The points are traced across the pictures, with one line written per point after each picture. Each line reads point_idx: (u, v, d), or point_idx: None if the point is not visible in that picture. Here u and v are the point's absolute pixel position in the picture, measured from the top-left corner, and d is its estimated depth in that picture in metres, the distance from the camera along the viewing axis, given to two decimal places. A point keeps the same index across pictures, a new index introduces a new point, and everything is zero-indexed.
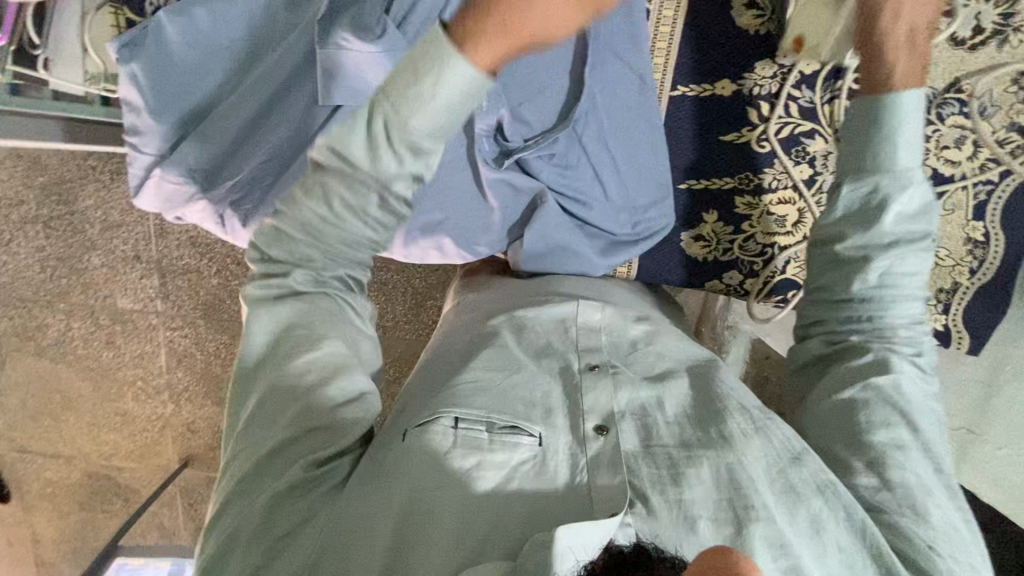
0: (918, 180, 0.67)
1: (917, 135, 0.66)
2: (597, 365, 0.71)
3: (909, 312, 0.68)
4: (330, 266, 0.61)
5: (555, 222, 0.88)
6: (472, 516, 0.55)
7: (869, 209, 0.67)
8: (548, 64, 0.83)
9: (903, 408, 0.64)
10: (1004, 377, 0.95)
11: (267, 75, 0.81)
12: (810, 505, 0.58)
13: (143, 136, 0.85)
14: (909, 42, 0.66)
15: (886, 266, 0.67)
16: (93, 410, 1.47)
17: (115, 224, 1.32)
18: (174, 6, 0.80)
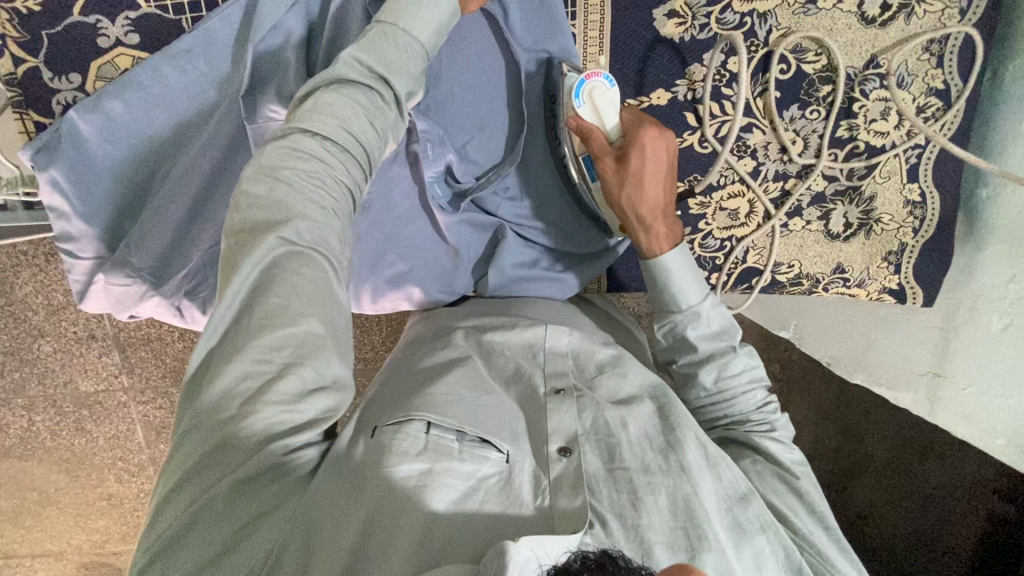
0: (709, 307, 0.79)
1: (690, 280, 0.78)
2: (564, 388, 0.74)
3: (760, 399, 0.79)
4: (321, 212, 0.59)
5: (518, 253, 0.90)
6: (439, 516, 0.58)
7: (682, 339, 0.80)
8: (486, 102, 0.83)
9: (790, 481, 0.74)
10: (960, 322, 0.99)
11: (197, 160, 0.78)
12: (754, 542, 0.66)
13: (78, 242, 0.80)
14: (660, 216, 0.78)
15: (715, 373, 0.78)
16: (77, 500, 1.41)
17: (60, 308, 1.19)
18: (86, 102, 0.76)
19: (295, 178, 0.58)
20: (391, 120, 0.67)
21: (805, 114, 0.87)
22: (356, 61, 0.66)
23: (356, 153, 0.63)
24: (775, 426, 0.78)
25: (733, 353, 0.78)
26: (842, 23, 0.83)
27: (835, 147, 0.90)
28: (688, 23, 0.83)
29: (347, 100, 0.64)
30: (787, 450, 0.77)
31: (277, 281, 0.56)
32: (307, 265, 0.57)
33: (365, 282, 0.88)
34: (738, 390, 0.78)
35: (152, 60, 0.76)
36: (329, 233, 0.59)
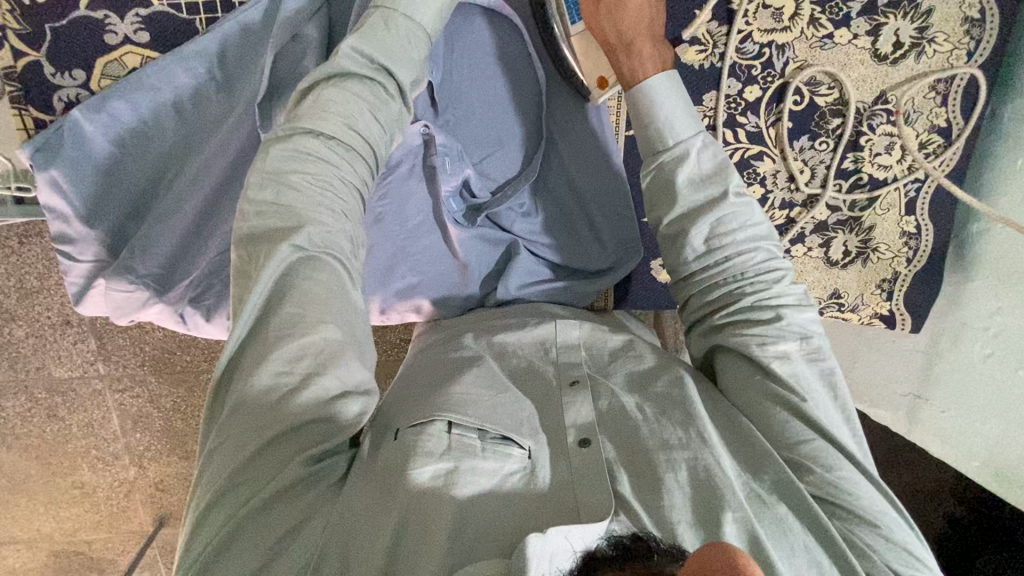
0: (699, 144, 0.71)
1: (679, 110, 0.70)
2: (579, 380, 0.71)
3: (756, 269, 0.68)
4: (335, 220, 0.60)
5: (530, 267, 0.88)
6: (469, 517, 0.55)
7: (668, 189, 0.70)
8: (504, 118, 0.83)
9: (795, 400, 0.65)
10: (944, 347, 1.03)
11: (209, 164, 0.76)
12: (777, 509, 0.60)
13: (78, 244, 0.77)
14: (647, 36, 0.73)
15: (708, 232, 0.69)
16: (47, 488, 1.34)
17: (32, 291, 1.14)
18: (90, 101, 0.73)
19: (304, 184, 0.59)
20: (397, 116, 0.69)
21: (815, 145, 0.89)
22: (358, 54, 0.66)
23: (362, 151, 0.65)
24: (782, 310, 0.67)
25: (728, 201, 0.69)
26: (856, 59, 0.85)
27: (840, 179, 0.92)
28: (708, 52, 0.84)
29: (351, 95, 0.64)
30: (804, 344, 0.67)
31: (292, 289, 0.57)
32: (320, 268, 0.58)
33: (375, 294, 0.87)
34: (735, 252, 0.68)
35: (163, 61, 0.73)
36: (341, 236, 0.61)
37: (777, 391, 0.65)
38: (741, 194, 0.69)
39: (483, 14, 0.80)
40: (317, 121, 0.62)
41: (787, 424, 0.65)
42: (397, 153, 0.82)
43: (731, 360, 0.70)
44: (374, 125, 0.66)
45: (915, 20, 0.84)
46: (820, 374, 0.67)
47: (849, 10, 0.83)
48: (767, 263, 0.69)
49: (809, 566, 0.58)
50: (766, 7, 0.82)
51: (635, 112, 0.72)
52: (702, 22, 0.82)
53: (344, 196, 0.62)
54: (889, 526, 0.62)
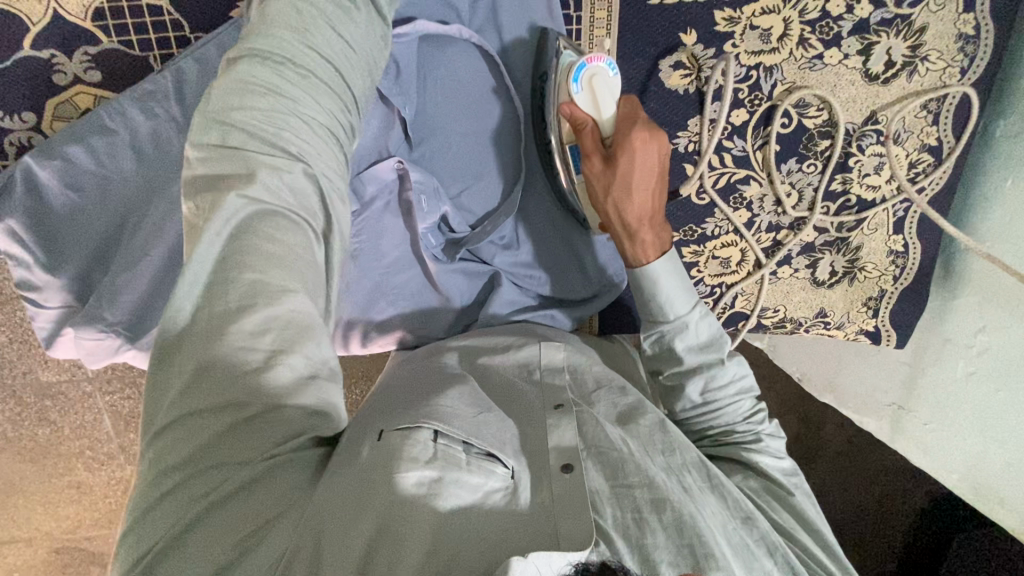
0: (697, 319, 0.72)
1: (680, 290, 0.71)
2: (563, 404, 0.69)
3: (745, 408, 0.74)
4: (290, 161, 0.54)
5: (511, 299, 0.87)
6: (451, 523, 0.53)
7: (666, 352, 0.74)
8: (482, 150, 0.79)
9: (782, 496, 0.70)
10: (927, 360, 1.03)
11: (171, 209, 0.73)
12: (763, 563, 0.61)
13: (43, 292, 0.75)
14: (652, 221, 0.69)
15: (701, 385, 0.73)
16: (42, 488, 1.32)
17: (13, 301, 1.10)
18: (42, 146, 0.71)
19: (254, 122, 0.53)
20: (363, 41, 0.62)
21: (802, 168, 0.87)
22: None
23: (323, 80, 0.58)
24: (763, 438, 0.74)
25: (722, 365, 0.73)
26: (846, 80, 0.82)
27: (828, 201, 0.90)
28: (693, 76, 0.81)
29: (309, 14, 0.58)
30: (779, 464, 0.73)
31: (249, 251, 0.51)
32: (282, 230, 0.53)
33: (355, 326, 0.86)
34: (724, 401, 0.73)
35: (117, 100, 0.70)
36: (304, 181, 0.55)
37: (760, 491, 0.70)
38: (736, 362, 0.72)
39: (455, 40, 0.75)
40: (268, 48, 0.56)
41: (776, 518, 0.68)
42: (370, 189, 0.78)
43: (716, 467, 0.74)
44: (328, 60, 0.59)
45: (908, 39, 0.80)
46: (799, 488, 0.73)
47: (839, 29, 0.79)
48: (754, 405, 0.75)
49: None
50: (754, 28, 0.78)
51: (636, 288, 0.71)
52: (685, 46, 0.79)
53: (300, 134, 0.56)
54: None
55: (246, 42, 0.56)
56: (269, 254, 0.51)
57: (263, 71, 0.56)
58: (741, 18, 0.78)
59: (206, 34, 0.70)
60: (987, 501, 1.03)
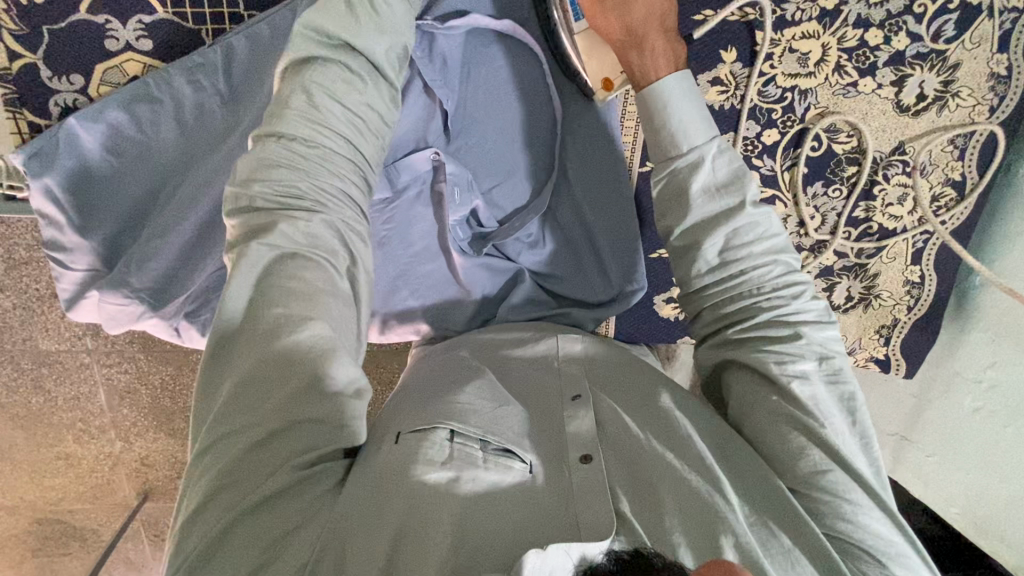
0: (715, 150, 0.64)
1: (694, 114, 0.64)
2: (581, 395, 0.67)
3: (776, 281, 0.63)
4: (308, 217, 0.57)
5: (532, 298, 0.87)
6: (479, 523, 0.52)
7: (681, 197, 0.64)
8: (516, 146, 0.80)
9: (812, 424, 0.59)
10: (935, 393, 1.04)
11: (207, 182, 0.74)
12: (782, 539, 0.54)
13: (71, 252, 0.75)
14: (659, 30, 0.66)
15: (720, 242, 0.63)
16: (31, 458, 1.31)
17: (23, 264, 1.09)
18: (88, 108, 0.71)
19: (273, 191, 0.57)
20: (377, 91, 0.64)
21: (827, 191, 0.88)
22: (313, 32, 0.61)
23: (339, 140, 0.61)
24: (802, 328, 0.62)
25: (744, 211, 0.63)
26: (878, 109, 0.84)
27: (850, 226, 0.91)
28: (730, 92, 0.82)
29: (316, 82, 0.60)
30: (830, 377, 0.61)
31: (277, 289, 0.54)
32: (306, 267, 0.56)
33: (375, 313, 0.86)
34: (747, 263, 0.63)
35: (166, 71, 0.71)
36: (321, 229, 0.57)
37: (790, 417, 0.60)
38: (759, 205, 0.63)
39: (500, 41, 0.77)
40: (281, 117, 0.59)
41: (805, 452, 0.58)
42: (404, 178, 0.80)
43: (742, 393, 0.64)
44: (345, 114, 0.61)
45: (941, 75, 0.82)
46: (841, 399, 0.61)
47: (875, 59, 0.81)
48: (788, 276, 0.64)
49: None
50: (792, 51, 0.80)
51: (645, 112, 0.65)
52: (724, 63, 0.80)
53: (316, 192, 0.58)
54: (901, 547, 0.57)
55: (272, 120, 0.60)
56: (292, 298, 0.54)
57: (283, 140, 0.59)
58: (781, 41, 0.79)
59: (259, 14, 0.71)
60: (987, 537, 1.03)
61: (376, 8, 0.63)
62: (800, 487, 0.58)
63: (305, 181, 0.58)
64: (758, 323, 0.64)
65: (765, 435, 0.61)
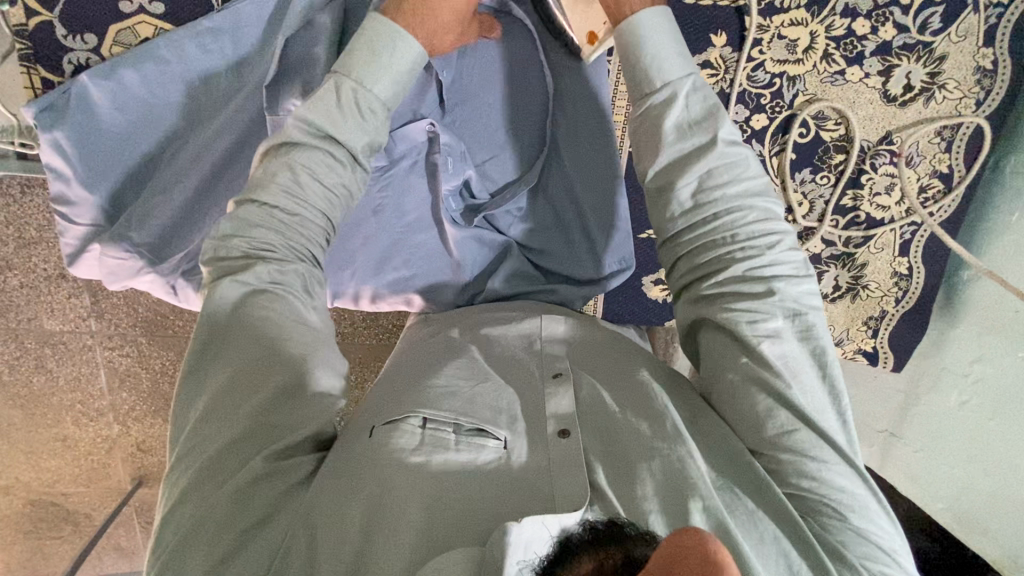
0: (690, 86, 0.65)
1: (670, 51, 0.65)
2: (561, 373, 0.68)
3: (751, 228, 0.62)
4: (277, 269, 0.61)
5: (521, 271, 0.89)
6: (448, 504, 0.54)
7: (655, 134, 0.65)
8: (509, 119, 0.83)
9: (778, 386, 0.58)
10: (923, 390, 1.04)
11: (210, 143, 0.76)
12: (747, 502, 0.56)
13: (76, 206, 0.78)
14: None
15: (694, 182, 0.63)
16: (29, 438, 1.33)
17: (32, 242, 1.13)
18: (99, 67, 0.74)
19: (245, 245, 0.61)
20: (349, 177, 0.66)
21: (815, 178, 0.90)
22: (301, 123, 0.65)
23: (312, 214, 0.64)
24: (775, 283, 0.60)
25: (717, 147, 0.63)
26: (865, 98, 0.86)
27: (838, 215, 0.93)
28: (720, 76, 0.84)
29: (298, 164, 0.63)
30: (803, 331, 0.60)
31: (252, 317, 0.59)
32: (275, 302, 0.60)
33: (367, 284, 0.89)
34: (721, 206, 0.63)
35: (176, 34, 0.73)
36: (290, 279, 0.62)
37: (756, 379, 0.59)
38: (732, 142, 0.63)
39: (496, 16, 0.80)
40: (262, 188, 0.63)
41: (772, 414, 0.58)
42: (401, 147, 0.82)
43: (714, 352, 0.63)
44: (321, 192, 0.64)
45: (928, 66, 0.84)
46: (812, 353, 0.60)
47: (863, 49, 0.83)
48: (764, 223, 0.63)
49: (777, 558, 0.54)
50: (781, 38, 0.82)
51: (621, 50, 0.66)
52: (714, 47, 0.83)
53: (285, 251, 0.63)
54: (865, 503, 0.57)
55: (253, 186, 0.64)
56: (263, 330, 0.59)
57: (260, 207, 0.63)
58: (770, 27, 0.82)
59: None
60: (976, 537, 1.03)
61: (362, 114, 0.65)
62: (763, 449, 0.59)
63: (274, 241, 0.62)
64: (732, 277, 0.62)
65: (734, 400, 0.61)
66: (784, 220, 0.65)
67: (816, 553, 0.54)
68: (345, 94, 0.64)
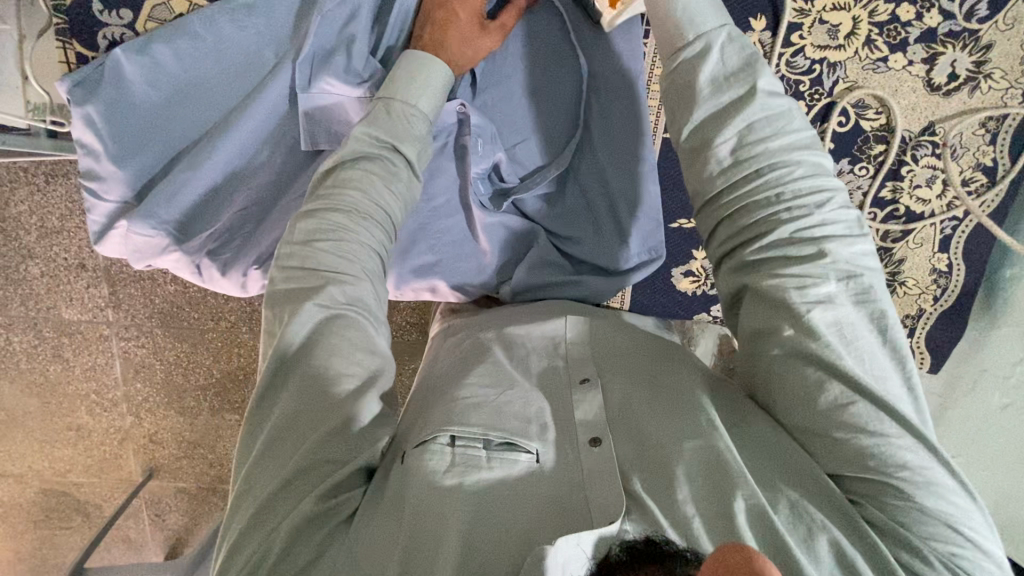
0: (724, 39, 0.62)
1: (704, 3, 0.63)
2: (589, 378, 0.66)
3: (797, 187, 0.59)
4: (359, 284, 0.60)
5: (549, 258, 0.86)
6: (488, 534, 0.51)
7: (687, 90, 0.62)
8: (538, 102, 0.82)
9: (831, 353, 0.55)
10: (959, 391, 1.01)
11: (239, 120, 0.75)
12: (789, 492, 0.53)
13: (105, 183, 0.77)
14: None
15: (734, 139, 0.61)
16: (43, 427, 1.33)
17: (55, 231, 1.13)
18: (133, 42, 0.73)
19: (329, 257, 0.60)
20: (409, 185, 0.68)
21: (854, 169, 0.87)
22: (367, 135, 0.67)
23: (382, 220, 0.65)
24: (827, 245, 0.57)
25: (755, 103, 0.60)
26: (908, 86, 0.83)
27: (876, 206, 0.90)
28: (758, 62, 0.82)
29: (371, 173, 0.65)
30: (856, 297, 0.57)
31: (322, 341, 0.57)
32: (346, 324, 0.58)
33: (391, 268, 0.85)
34: (764, 166, 0.60)
35: (210, 10, 0.72)
36: (366, 293, 0.60)
37: (806, 351, 0.56)
38: (773, 92, 0.60)
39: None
40: (332, 197, 0.63)
41: (823, 387, 0.55)
42: None
43: (758, 319, 0.60)
44: (393, 196, 0.66)
45: (974, 54, 0.81)
46: (870, 318, 0.57)
47: (907, 35, 0.80)
48: (811, 180, 0.60)
49: (832, 551, 0.50)
50: (822, 22, 0.80)
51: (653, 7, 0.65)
52: (753, 31, 0.81)
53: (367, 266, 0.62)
54: (932, 476, 0.52)
55: (324, 197, 0.64)
56: (334, 348, 0.57)
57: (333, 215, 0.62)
58: (811, 12, 0.80)
59: None
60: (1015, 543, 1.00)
61: (412, 121, 0.69)
62: (818, 426, 0.56)
63: (355, 256, 0.61)
64: (777, 239, 0.59)
65: (777, 382, 0.59)
66: (832, 178, 0.61)
67: (877, 546, 0.50)
68: (394, 108, 0.68)
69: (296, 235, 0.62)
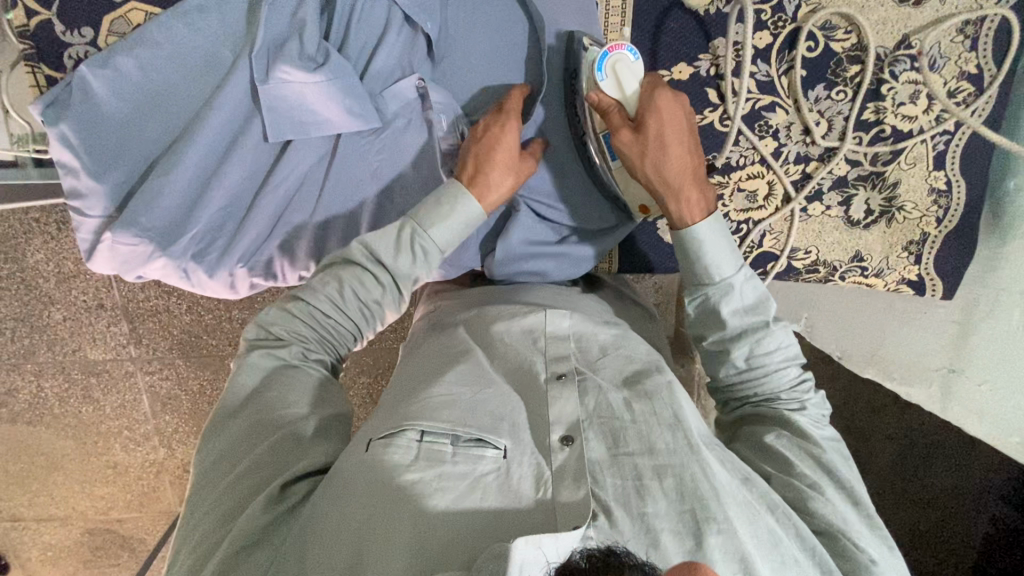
0: (744, 278, 0.72)
1: (723, 251, 0.72)
2: (565, 374, 0.66)
3: (794, 377, 0.71)
4: (311, 350, 0.69)
5: (530, 226, 0.85)
6: (437, 520, 0.52)
7: (709, 315, 0.73)
8: (497, 64, 0.81)
9: (815, 453, 0.66)
10: (979, 315, 0.97)
11: (202, 118, 0.76)
12: (763, 518, 0.57)
13: (87, 199, 0.80)
14: (693, 176, 0.74)
15: (749, 351, 0.71)
16: (81, 468, 1.36)
17: (71, 275, 1.17)
18: (97, 58, 0.75)
19: (292, 322, 0.68)
20: (381, 296, 0.70)
21: (831, 95, 0.85)
22: (364, 249, 0.70)
23: (349, 316, 0.69)
24: (807, 403, 0.71)
25: (769, 329, 0.71)
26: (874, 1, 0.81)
27: (861, 131, 0.87)
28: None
29: (349, 280, 0.69)
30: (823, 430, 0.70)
31: (275, 383, 0.65)
32: (291, 381, 0.66)
33: None
34: (773, 367, 0.71)
35: (164, 17, 0.74)
36: (315, 358, 0.69)
37: (796, 455, 0.67)
38: (782, 324, 0.71)
39: None
40: (315, 290, 0.69)
41: (817, 487, 0.64)
42: (393, 107, 0.80)
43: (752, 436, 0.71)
44: (359, 304, 0.69)
45: None
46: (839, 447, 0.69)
47: None
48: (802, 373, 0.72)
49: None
50: None
51: (682, 252, 0.73)
52: None
53: (321, 342, 0.70)
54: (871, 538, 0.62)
55: (309, 287, 0.70)
56: (284, 387, 0.65)
57: (307, 299, 0.69)
58: None
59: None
60: None
61: (415, 252, 0.70)
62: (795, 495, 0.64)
63: (313, 329, 0.69)
64: (774, 396, 0.72)
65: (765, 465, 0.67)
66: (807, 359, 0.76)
67: None
68: (404, 235, 0.69)
69: (275, 308, 0.69)
